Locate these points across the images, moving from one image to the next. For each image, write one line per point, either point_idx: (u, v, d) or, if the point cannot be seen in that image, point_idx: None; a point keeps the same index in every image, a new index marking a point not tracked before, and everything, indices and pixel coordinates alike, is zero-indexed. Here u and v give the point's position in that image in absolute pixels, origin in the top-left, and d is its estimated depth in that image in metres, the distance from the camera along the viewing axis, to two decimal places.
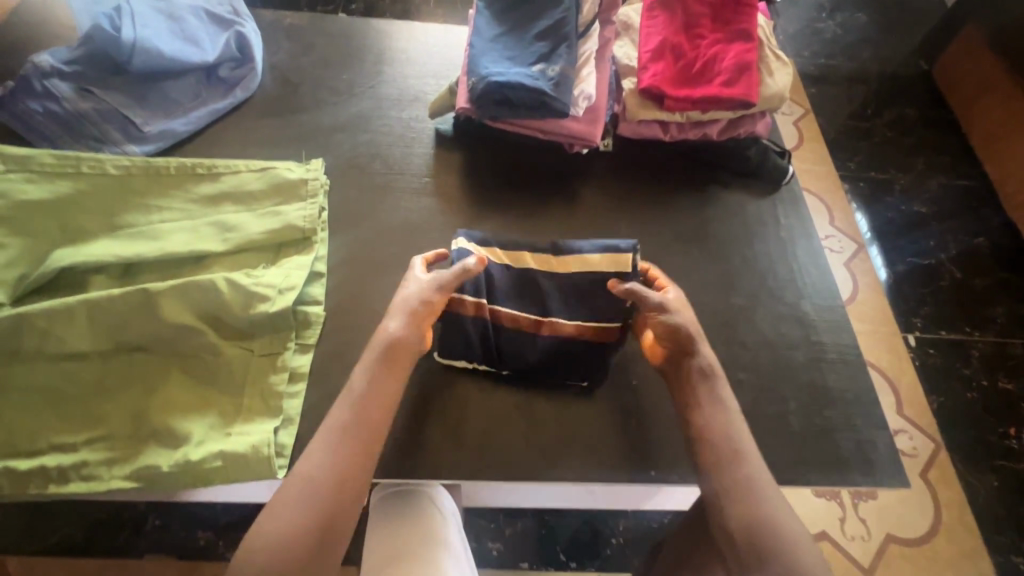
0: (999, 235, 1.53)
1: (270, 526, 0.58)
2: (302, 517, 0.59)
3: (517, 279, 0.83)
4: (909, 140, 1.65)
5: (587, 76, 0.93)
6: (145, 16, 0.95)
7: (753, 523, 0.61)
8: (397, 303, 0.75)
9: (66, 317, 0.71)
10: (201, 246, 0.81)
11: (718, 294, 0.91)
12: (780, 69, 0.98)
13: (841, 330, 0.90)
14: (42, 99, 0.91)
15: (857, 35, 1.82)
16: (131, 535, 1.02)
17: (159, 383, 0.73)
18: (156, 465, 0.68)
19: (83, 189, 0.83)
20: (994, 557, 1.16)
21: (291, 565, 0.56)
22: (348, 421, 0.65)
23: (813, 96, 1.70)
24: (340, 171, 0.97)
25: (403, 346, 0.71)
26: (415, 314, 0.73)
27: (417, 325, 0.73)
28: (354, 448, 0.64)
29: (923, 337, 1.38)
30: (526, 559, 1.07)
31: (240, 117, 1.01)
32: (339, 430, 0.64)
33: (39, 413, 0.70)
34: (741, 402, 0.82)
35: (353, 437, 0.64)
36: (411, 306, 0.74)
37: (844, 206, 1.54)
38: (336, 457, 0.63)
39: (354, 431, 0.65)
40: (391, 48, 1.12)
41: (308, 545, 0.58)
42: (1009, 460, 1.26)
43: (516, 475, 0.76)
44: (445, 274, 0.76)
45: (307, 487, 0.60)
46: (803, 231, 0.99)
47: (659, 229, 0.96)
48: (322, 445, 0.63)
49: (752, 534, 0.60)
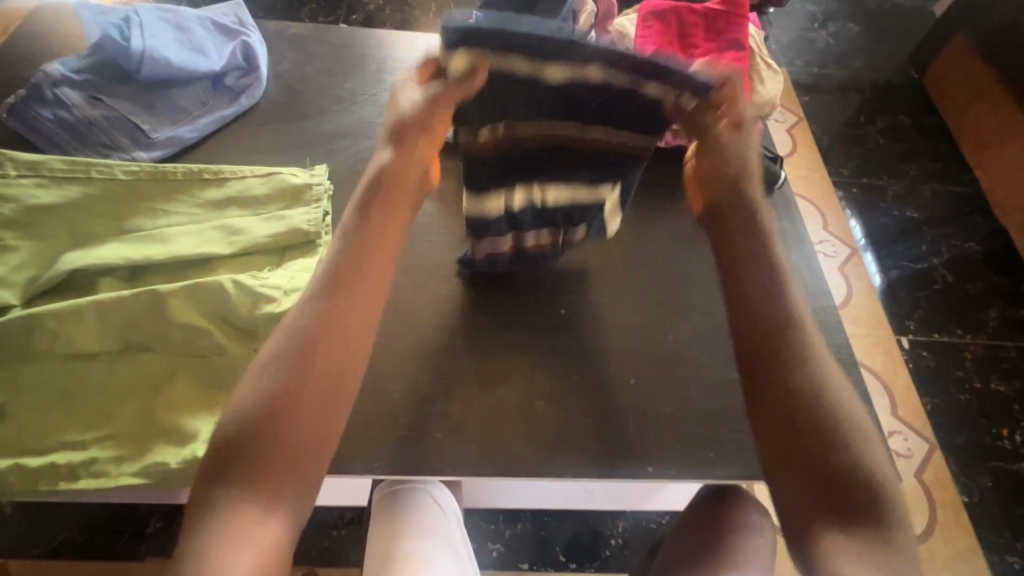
0: (989, 240, 1.56)
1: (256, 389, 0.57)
2: (284, 378, 0.57)
3: (536, 91, 0.69)
4: (900, 147, 1.69)
5: None
6: (154, 27, 0.98)
7: (795, 398, 0.57)
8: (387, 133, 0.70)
9: (76, 318, 0.73)
10: (209, 249, 0.83)
11: (713, 295, 0.93)
12: (771, 78, 1.01)
13: (834, 331, 0.92)
14: (53, 106, 0.93)
15: (848, 45, 1.86)
16: (135, 537, 1.03)
17: (167, 382, 0.74)
18: (164, 462, 0.69)
19: (93, 194, 0.85)
20: (989, 557, 1.17)
21: (280, 424, 0.55)
22: (333, 276, 0.62)
23: (805, 104, 1.74)
24: (344, 177, 0.99)
25: (395, 177, 0.68)
26: (398, 135, 0.69)
27: (406, 162, 0.68)
28: (338, 307, 0.61)
29: (916, 339, 1.40)
30: (526, 560, 1.08)
31: (245, 124, 1.03)
32: (323, 290, 0.62)
33: (49, 413, 0.71)
34: (737, 402, 0.84)
35: (340, 297, 0.61)
36: (395, 154, 0.68)
37: (836, 210, 1.57)
38: (321, 317, 0.60)
39: (340, 291, 0.62)
40: (393, 57, 1.15)
41: (293, 409, 0.56)
42: (1003, 460, 1.28)
43: (518, 472, 0.77)
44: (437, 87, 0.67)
45: (289, 354, 0.58)
46: (796, 234, 1.01)
47: (656, 233, 0.98)
48: (303, 313, 0.61)
49: (793, 407, 0.57)
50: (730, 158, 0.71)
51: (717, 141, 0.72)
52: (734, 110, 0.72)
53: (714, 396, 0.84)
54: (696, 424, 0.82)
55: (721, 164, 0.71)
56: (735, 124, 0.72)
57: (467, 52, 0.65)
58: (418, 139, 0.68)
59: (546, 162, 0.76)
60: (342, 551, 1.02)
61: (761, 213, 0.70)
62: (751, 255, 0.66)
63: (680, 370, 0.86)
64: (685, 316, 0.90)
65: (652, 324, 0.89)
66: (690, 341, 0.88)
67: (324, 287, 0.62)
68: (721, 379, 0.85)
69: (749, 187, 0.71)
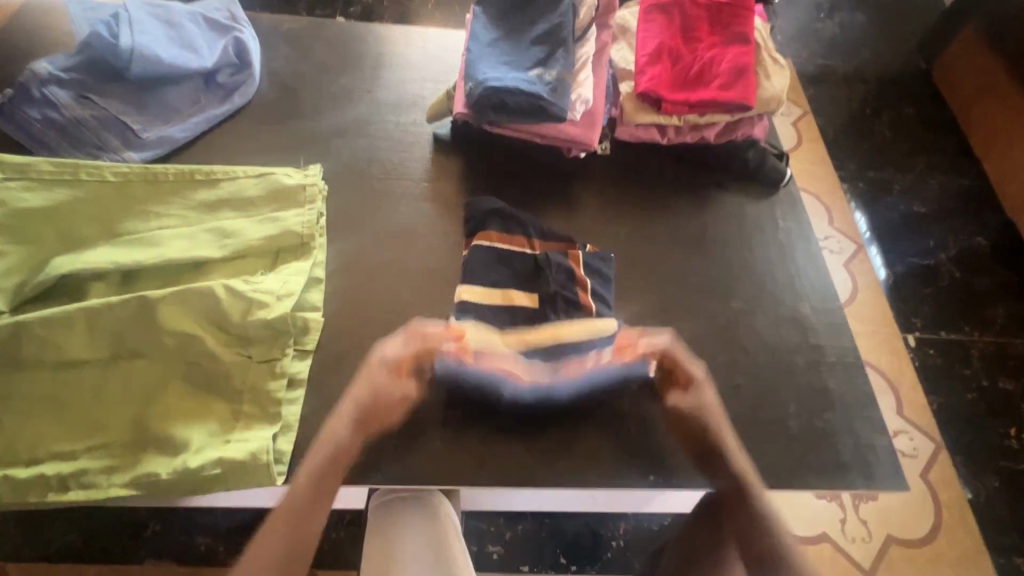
0: (998, 235, 1.53)
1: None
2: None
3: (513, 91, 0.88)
4: (908, 140, 1.65)
5: (584, 80, 0.93)
6: (143, 23, 0.95)
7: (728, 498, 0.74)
8: (348, 402, 0.73)
9: (65, 325, 0.71)
10: (200, 253, 0.81)
11: (716, 296, 0.91)
12: (778, 72, 0.98)
13: (839, 333, 0.90)
14: (41, 106, 0.91)
15: (855, 35, 1.82)
16: (133, 540, 1.02)
17: (158, 391, 0.73)
18: (156, 473, 0.68)
19: (82, 196, 0.83)
20: (995, 558, 1.16)
21: (305, 529, 0.67)
22: (321, 475, 0.69)
23: (811, 96, 1.70)
24: (339, 176, 0.97)
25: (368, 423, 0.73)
26: (366, 413, 0.73)
27: (369, 422, 0.73)
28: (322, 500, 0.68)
29: (922, 337, 1.38)
30: (527, 562, 1.07)
31: (238, 124, 1.01)
32: (306, 491, 0.68)
33: (39, 422, 0.70)
34: (741, 407, 0.82)
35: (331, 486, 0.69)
36: (365, 413, 0.73)
37: (842, 205, 1.54)
38: (302, 514, 0.67)
39: (330, 472, 0.69)
40: (390, 52, 1.12)
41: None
42: (1010, 460, 1.26)
43: (515, 480, 0.76)
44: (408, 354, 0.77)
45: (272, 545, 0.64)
46: (802, 233, 0.99)
47: (658, 232, 0.96)
48: (292, 508, 0.67)
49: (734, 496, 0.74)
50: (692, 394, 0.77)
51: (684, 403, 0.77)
52: (684, 368, 0.79)
53: (716, 401, 0.82)
54: None
55: (684, 400, 0.77)
56: (700, 387, 0.77)
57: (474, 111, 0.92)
58: (380, 411, 0.74)
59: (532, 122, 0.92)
60: (341, 554, 1.01)
61: (717, 415, 0.76)
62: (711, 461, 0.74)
63: None
64: (688, 318, 0.88)
65: (653, 327, 0.87)
66: (692, 344, 0.86)
67: (324, 462, 0.69)
68: (723, 384, 0.83)
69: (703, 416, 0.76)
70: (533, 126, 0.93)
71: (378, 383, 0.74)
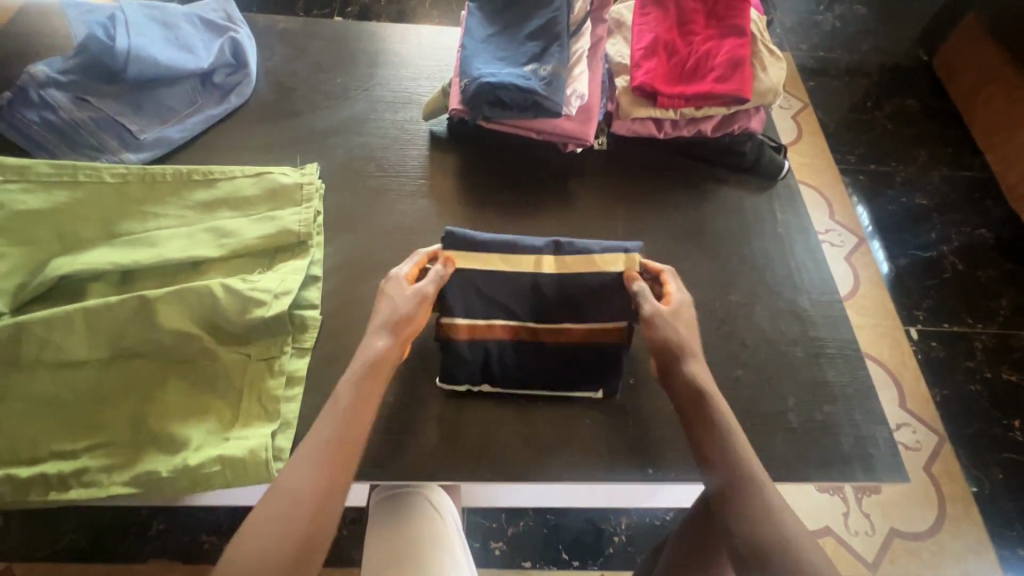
0: (1001, 226, 1.52)
1: (291, 480, 0.60)
2: (312, 464, 0.61)
3: (509, 88, 0.88)
4: (909, 132, 1.64)
5: (579, 75, 0.93)
6: (139, 24, 0.95)
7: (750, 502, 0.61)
8: (376, 316, 0.72)
9: (66, 325, 0.72)
10: (198, 252, 0.81)
11: (714, 290, 0.91)
12: (774, 64, 0.97)
13: (839, 325, 0.90)
14: (39, 109, 0.91)
15: (855, 27, 1.81)
16: (139, 538, 1.03)
17: (158, 390, 0.73)
18: (155, 471, 0.68)
19: (79, 197, 0.83)
20: (1000, 549, 1.15)
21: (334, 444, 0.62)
22: (363, 375, 0.67)
23: (811, 89, 1.69)
24: (335, 175, 0.97)
25: (400, 330, 0.71)
26: (395, 322, 0.71)
27: (401, 330, 0.71)
28: (370, 395, 0.67)
29: (925, 330, 1.37)
30: (529, 558, 1.07)
31: (235, 124, 1.02)
32: (356, 389, 0.66)
33: (40, 423, 0.71)
34: (740, 400, 0.82)
35: (373, 382, 0.68)
36: (398, 322, 0.72)
37: (842, 198, 1.53)
38: (349, 420, 0.64)
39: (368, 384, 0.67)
40: (386, 50, 1.13)
41: (336, 485, 0.61)
42: (1014, 452, 1.25)
43: (510, 475, 0.75)
44: (430, 284, 0.74)
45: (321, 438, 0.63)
46: (800, 225, 0.99)
47: (655, 226, 0.96)
48: (338, 405, 0.65)
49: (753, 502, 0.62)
50: (678, 336, 0.72)
51: (667, 325, 0.73)
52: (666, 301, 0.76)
53: None
54: None
55: (666, 323, 0.73)
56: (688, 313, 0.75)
57: (469, 108, 0.91)
58: (408, 318, 0.72)
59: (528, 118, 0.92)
60: (344, 550, 1.01)
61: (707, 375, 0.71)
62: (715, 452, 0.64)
63: None
64: None
65: None
66: None
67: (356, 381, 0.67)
68: (721, 378, 0.83)
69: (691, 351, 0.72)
70: (530, 120, 0.93)
71: (398, 294, 0.73)
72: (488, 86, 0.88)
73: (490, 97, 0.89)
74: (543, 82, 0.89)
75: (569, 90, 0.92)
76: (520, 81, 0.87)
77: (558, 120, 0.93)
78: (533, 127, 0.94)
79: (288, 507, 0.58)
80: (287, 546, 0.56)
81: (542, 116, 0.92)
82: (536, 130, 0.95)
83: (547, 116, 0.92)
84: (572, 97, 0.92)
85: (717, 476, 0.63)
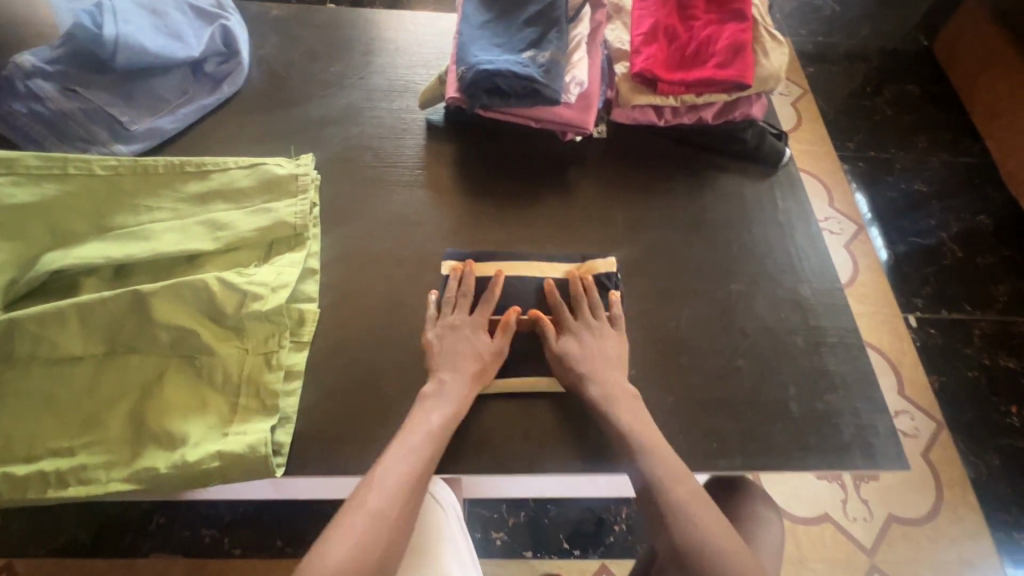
0: (1001, 212, 1.51)
1: (376, 500, 0.63)
2: (369, 545, 0.60)
3: (508, 77, 0.86)
4: (909, 118, 1.63)
5: (579, 61, 0.91)
6: (126, 12, 0.93)
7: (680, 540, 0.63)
8: (449, 363, 0.75)
9: (59, 321, 0.71)
10: (192, 245, 0.79)
11: (715, 280, 0.90)
12: (776, 49, 0.96)
13: (839, 313, 0.89)
14: (26, 99, 0.89)
15: (855, 12, 1.78)
16: (139, 533, 1.03)
17: (154, 386, 0.72)
18: (154, 467, 0.68)
19: (70, 191, 0.82)
20: (996, 534, 1.16)
21: (414, 466, 0.67)
22: (424, 458, 0.68)
23: (811, 75, 1.68)
24: (331, 166, 0.95)
25: (477, 381, 0.75)
26: (475, 374, 0.75)
27: (476, 374, 0.75)
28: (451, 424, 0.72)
29: (923, 317, 1.37)
30: (530, 548, 1.08)
31: (228, 114, 1.00)
32: (444, 420, 0.71)
33: (38, 420, 0.70)
34: (741, 389, 0.82)
35: (449, 432, 0.71)
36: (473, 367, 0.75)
37: (842, 185, 1.52)
38: (434, 443, 0.69)
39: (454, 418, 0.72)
40: (381, 37, 1.10)
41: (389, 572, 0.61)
42: (1011, 438, 1.26)
43: (505, 467, 0.75)
44: (498, 342, 0.78)
45: (382, 530, 0.61)
46: (802, 213, 0.98)
47: (656, 216, 0.95)
48: (418, 447, 0.68)
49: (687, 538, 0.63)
50: (626, 410, 0.73)
51: (571, 348, 0.78)
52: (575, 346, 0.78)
53: (716, 384, 0.82)
54: (696, 415, 0.79)
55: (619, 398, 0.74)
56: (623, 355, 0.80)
57: (466, 98, 0.90)
58: (483, 369, 0.76)
59: (526, 106, 0.91)
60: None
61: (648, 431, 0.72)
62: (637, 452, 0.70)
63: (683, 358, 0.83)
64: (687, 302, 0.88)
65: (654, 312, 0.87)
66: (692, 328, 0.86)
67: (449, 413, 0.72)
68: (722, 367, 0.83)
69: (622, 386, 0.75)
70: (529, 109, 0.91)
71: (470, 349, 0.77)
72: (485, 73, 0.86)
73: (489, 86, 0.88)
74: (541, 68, 0.87)
75: (568, 75, 0.90)
76: (516, 68, 0.86)
77: (558, 108, 0.92)
78: (533, 116, 0.93)
79: (373, 525, 0.61)
80: (370, 554, 0.60)
81: (541, 105, 0.91)
82: (537, 118, 0.94)
83: (547, 105, 0.90)
84: (572, 84, 0.90)
85: (639, 473, 0.69)
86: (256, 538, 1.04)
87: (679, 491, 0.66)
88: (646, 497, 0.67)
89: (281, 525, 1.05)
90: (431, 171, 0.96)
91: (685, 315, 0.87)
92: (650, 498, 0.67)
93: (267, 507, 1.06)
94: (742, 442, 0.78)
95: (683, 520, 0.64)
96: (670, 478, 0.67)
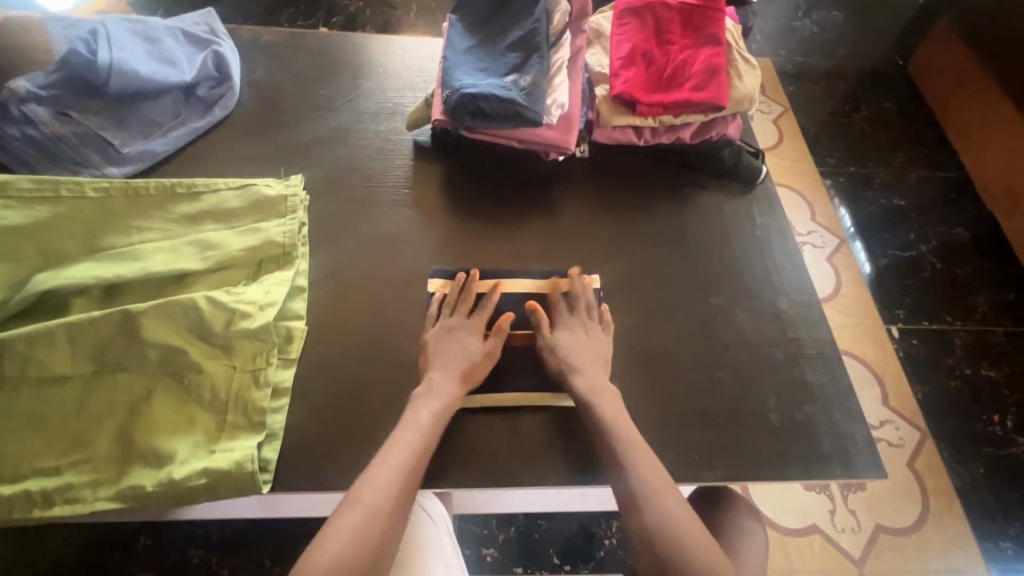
0: (977, 226, 1.56)
1: (372, 493, 0.64)
2: (365, 536, 0.61)
3: (490, 100, 0.89)
4: (886, 134, 1.68)
5: (559, 84, 0.94)
6: (121, 39, 0.95)
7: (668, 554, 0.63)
8: (441, 362, 0.77)
9: (48, 341, 0.72)
10: (181, 265, 0.81)
11: (696, 294, 0.92)
12: (749, 71, 1.00)
13: (817, 325, 0.92)
14: (20, 124, 0.91)
15: (832, 33, 1.85)
16: (125, 555, 1.02)
17: (142, 405, 0.73)
18: (142, 485, 0.68)
19: (62, 213, 0.83)
20: (981, 542, 1.18)
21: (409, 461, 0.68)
22: (417, 453, 0.69)
23: (790, 94, 1.73)
24: (321, 186, 0.98)
25: (466, 381, 0.77)
26: (464, 373, 0.77)
27: (466, 374, 0.77)
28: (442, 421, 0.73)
29: (905, 328, 1.40)
30: (520, 564, 1.08)
31: (219, 136, 1.02)
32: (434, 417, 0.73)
33: (24, 440, 0.71)
34: (723, 401, 0.83)
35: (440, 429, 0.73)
36: (462, 366, 0.77)
37: (823, 200, 1.56)
38: (427, 440, 0.71)
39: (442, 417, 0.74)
40: (370, 61, 1.14)
41: (385, 564, 0.62)
42: (994, 446, 1.28)
43: (490, 479, 0.76)
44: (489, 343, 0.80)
45: (379, 518, 0.62)
46: (778, 227, 1.01)
47: (638, 232, 0.97)
48: (412, 442, 0.70)
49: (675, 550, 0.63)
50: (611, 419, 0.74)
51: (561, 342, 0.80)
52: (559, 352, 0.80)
53: (698, 396, 0.83)
54: (679, 427, 0.81)
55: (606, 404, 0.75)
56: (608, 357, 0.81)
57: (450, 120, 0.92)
58: (473, 369, 0.78)
59: (508, 127, 0.93)
60: None
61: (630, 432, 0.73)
62: (624, 463, 0.70)
63: (666, 371, 0.85)
64: (670, 315, 0.90)
65: (637, 326, 0.89)
66: (675, 341, 0.88)
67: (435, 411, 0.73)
68: (704, 380, 0.85)
69: (604, 403, 0.76)
70: (512, 130, 0.94)
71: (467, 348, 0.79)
72: (467, 96, 0.89)
73: (471, 108, 0.91)
74: (523, 91, 0.90)
75: (548, 97, 0.93)
76: (498, 91, 0.89)
77: (540, 129, 0.95)
78: (515, 137, 0.96)
79: (370, 516, 0.62)
80: (366, 545, 0.61)
81: (524, 126, 0.93)
82: (519, 139, 0.96)
83: (529, 125, 0.93)
84: (552, 105, 0.93)
85: (626, 485, 0.69)
86: (246, 557, 1.03)
87: (669, 502, 0.66)
88: (632, 513, 0.66)
89: (270, 545, 1.04)
90: (418, 191, 0.98)
91: (667, 329, 0.89)
92: (634, 513, 0.66)
93: (256, 526, 1.06)
94: (724, 453, 0.80)
95: (671, 531, 0.64)
96: (659, 489, 0.67)
